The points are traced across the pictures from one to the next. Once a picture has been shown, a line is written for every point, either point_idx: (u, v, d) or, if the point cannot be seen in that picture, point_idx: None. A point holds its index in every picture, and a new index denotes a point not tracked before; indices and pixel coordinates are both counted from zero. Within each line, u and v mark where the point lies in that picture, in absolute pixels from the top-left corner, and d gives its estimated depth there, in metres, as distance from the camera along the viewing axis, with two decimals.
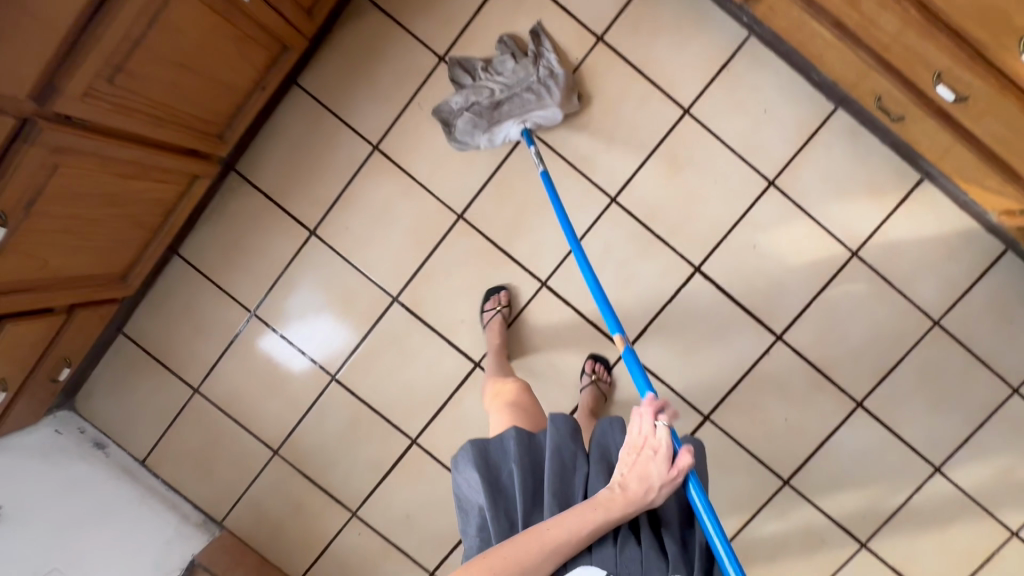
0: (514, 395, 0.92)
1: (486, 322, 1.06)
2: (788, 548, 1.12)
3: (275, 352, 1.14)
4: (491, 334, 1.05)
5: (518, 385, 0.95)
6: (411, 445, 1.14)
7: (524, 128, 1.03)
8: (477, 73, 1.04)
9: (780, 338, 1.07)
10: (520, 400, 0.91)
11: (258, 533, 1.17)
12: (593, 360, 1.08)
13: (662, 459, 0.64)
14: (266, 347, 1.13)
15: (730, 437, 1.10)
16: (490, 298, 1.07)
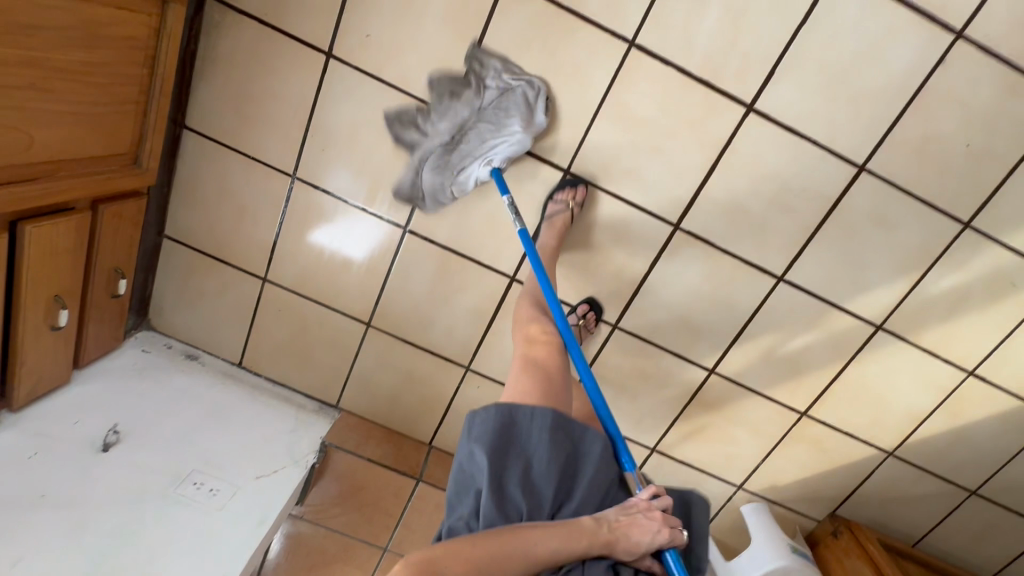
0: (546, 357, 0.83)
1: (546, 215, 0.91)
2: (967, 301, 0.96)
3: (331, 242, 1.00)
4: (548, 232, 0.91)
5: (551, 342, 0.85)
6: (512, 283, 1.00)
7: (491, 168, 0.89)
8: (420, 125, 0.90)
9: (961, 37, 0.80)
10: (546, 363, 0.82)
11: (376, 408, 1.12)
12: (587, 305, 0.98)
13: (655, 520, 0.67)
14: (319, 238, 1.00)
15: (893, 185, 0.89)
16: (564, 190, 0.90)
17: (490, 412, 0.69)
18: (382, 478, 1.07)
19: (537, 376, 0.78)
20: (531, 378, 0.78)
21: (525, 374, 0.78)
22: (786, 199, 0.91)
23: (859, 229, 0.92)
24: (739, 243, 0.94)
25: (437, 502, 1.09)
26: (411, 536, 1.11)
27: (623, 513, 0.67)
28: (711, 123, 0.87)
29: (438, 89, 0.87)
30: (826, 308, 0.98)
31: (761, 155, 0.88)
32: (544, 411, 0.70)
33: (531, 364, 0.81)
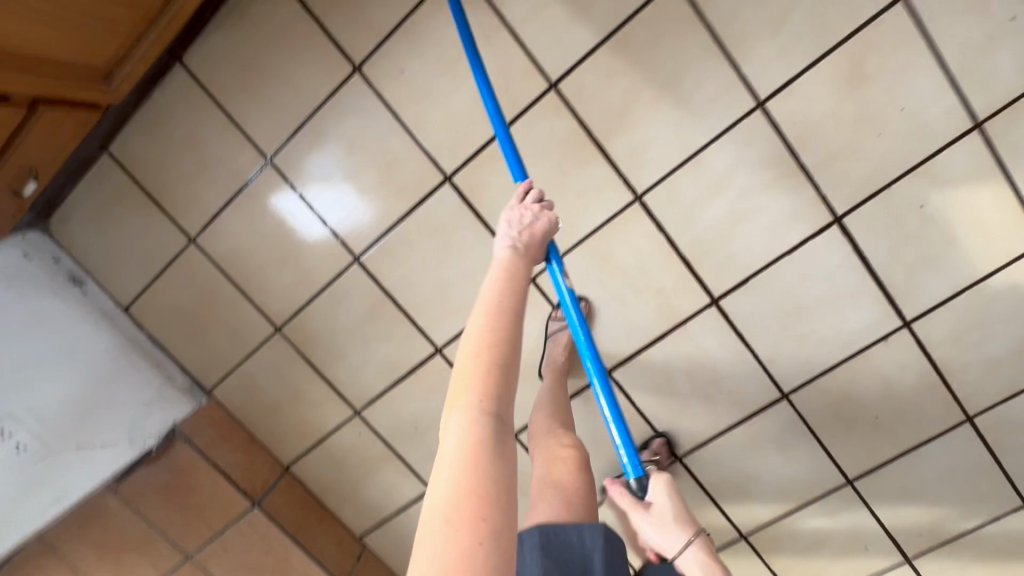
0: (567, 474, 0.75)
1: (551, 335, 0.95)
2: (825, 546, 1.01)
3: (293, 218, 0.93)
4: (553, 347, 0.94)
5: (573, 457, 0.78)
6: (436, 353, 0.97)
7: None
8: None
9: (908, 326, 0.86)
10: (568, 484, 0.73)
11: (248, 411, 1.04)
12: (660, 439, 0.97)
13: (520, 195, 0.68)
14: (280, 207, 0.93)
15: (803, 422, 0.93)
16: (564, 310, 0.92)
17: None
18: (217, 489, 0.99)
19: (560, 499, 0.70)
20: (552, 503, 0.70)
21: (547, 499, 0.70)
22: (711, 391, 0.94)
23: (760, 445, 0.96)
24: (655, 411, 0.95)
25: (263, 534, 1.00)
26: (222, 559, 1.00)
27: (517, 232, 0.64)
28: (676, 298, 0.89)
29: None
30: (705, 499, 1.01)
31: (705, 345, 0.91)
32: (530, 531, 0.63)
33: (551, 483, 0.73)
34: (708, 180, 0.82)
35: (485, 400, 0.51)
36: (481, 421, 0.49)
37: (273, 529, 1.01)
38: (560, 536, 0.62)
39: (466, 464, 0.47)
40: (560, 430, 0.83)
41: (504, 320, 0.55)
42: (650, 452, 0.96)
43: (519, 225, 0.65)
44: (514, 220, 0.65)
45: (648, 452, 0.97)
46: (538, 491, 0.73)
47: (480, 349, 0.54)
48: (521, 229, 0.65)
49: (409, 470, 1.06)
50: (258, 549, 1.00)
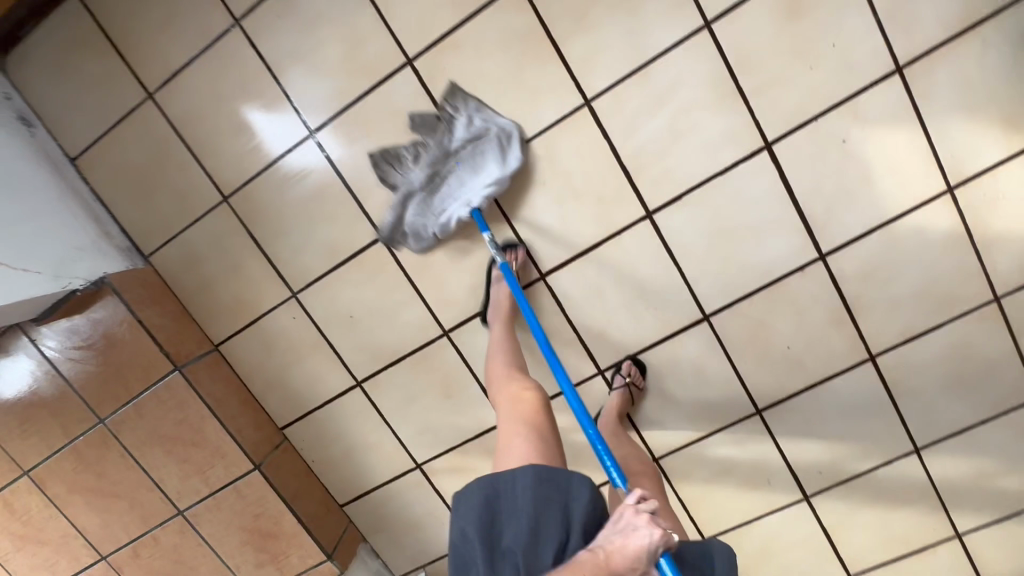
0: (531, 412, 0.84)
1: (494, 280, 0.96)
2: (729, 475, 1.05)
3: (262, 131, 0.97)
4: (497, 296, 0.96)
5: (535, 398, 0.86)
6: (378, 241, 0.99)
7: (469, 209, 0.93)
8: (404, 164, 0.94)
9: (823, 259, 0.92)
10: (536, 420, 0.82)
11: (184, 281, 1.05)
12: (631, 362, 0.99)
13: (646, 535, 0.65)
14: (250, 120, 0.96)
15: (720, 346, 0.98)
16: (506, 252, 0.95)
17: (472, 490, 0.72)
18: (139, 347, 0.97)
19: (533, 438, 0.79)
20: (525, 439, 0.79)
21: (520, 436, 0.79)
22: (638, 307, 0.97)
23: (678, 366, 1.00)
24: (583, 321, 0.99)
25: (181, 402, 0.99)
26: (133, 425, 1.02)
27: (619, 541, 0.65)
28: (614, 207, 0.93)
29: (412, 144, 0.93)
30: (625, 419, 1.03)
31: (637, 258, 0.95)
32: (525, 473, 0.71)
33: (524, 421, 0.82)
34: (653, 92, 0.87)
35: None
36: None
37: (193, 396, 1.00)
38: (553, 481, 0.70)
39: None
40: (518, 374, 0.90)
41: None
42: (621, 375, 0.99)
43: (618, 535, 0.66)
44: (649, 529, 0.66)
45: (619, 375, 0.99)
46: (507, 428, 0.82)
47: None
48: (618, 540, 0.65)
49: (338, 361, 1.07)
50: (170, 417, 1.00)
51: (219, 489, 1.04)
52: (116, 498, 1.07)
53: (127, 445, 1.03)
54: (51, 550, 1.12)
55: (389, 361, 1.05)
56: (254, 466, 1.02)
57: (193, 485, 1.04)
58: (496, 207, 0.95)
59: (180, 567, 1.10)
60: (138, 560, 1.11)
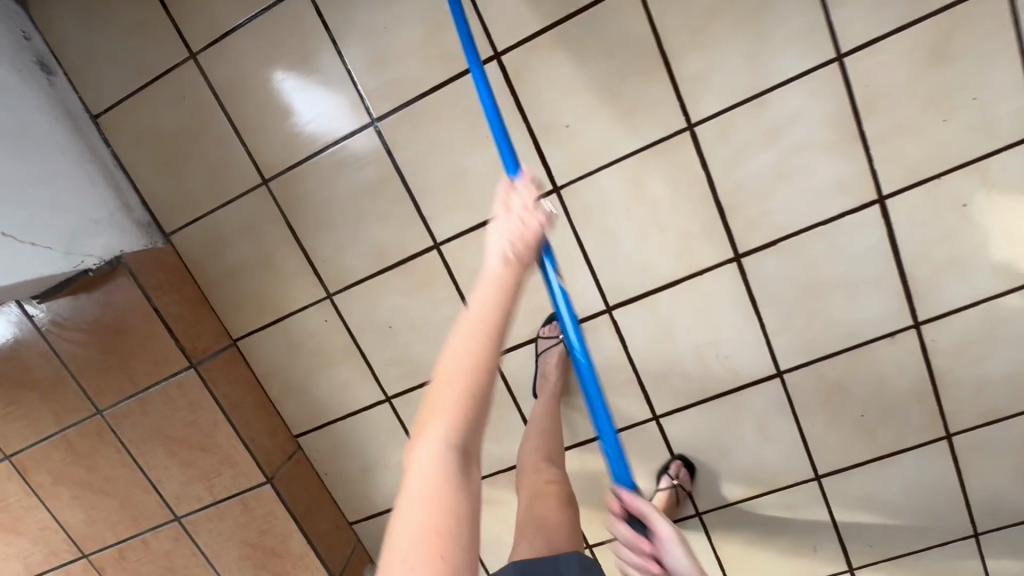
0: (549, 508, 0.78)
1: (540, 355, 0.92)
2: (775, 539, 0.99)
3: (298, 106, 0.86)
4: (550, 369, 0.91)
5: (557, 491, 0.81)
6: (432, 249, 0.89)
7: None
8: None
9: (917, 327, 0.85)
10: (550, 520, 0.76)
11: (208, 266, 0.94)
12: (679, 463, 0.95)
13: (528, 197, 0.61)
14: (284, 90, 0.85)
15: (789, 404, 0.91)
16: (548, 325, 0.91)
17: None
18: (152, 337, 0.87)
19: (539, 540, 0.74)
20: (532, 542, 0.74)
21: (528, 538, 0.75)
22: (707, 354, 0.89)
23: (740, 421, 0.92)
24: (646, 362, 0.91)
25: (192, 403, 0.89)
26: (134, 421, 0.91)
27: (512, 220, 0.59)
28: (700, 244, 0.84)
29: None
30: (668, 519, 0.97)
31: (716, 301, 0.87)
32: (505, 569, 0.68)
33: (534, 520, 0.77)
34: (766, 125, 0.78)
35: (447, 431, 0.49)
36: (445, 453, 0.48)
37: (206, 397, 0.89)
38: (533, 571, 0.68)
39: (435, 512, 0.45)
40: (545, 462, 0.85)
41: (467, 377, 0.50)
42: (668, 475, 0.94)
43: (513, 226, 0.59)
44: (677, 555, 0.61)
45: (666, 477, 0.94)
46: (522, 527, 0.78)
47: (449, 377, 0.51)
48: (515, 229, 0.58)
49: (368, 372, 0.97)
50: (177, 417, 0.90)
51: (224, 498, 0.94)
52: (105, 495, 0.97)
53: (125, 441, 0.93)
54: (26, 541, 1.02)
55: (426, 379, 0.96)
56: (265, 478, 0.93)
57: (194, 491, 0.94)
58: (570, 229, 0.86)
59: None
60: (124, 563, 1.01)
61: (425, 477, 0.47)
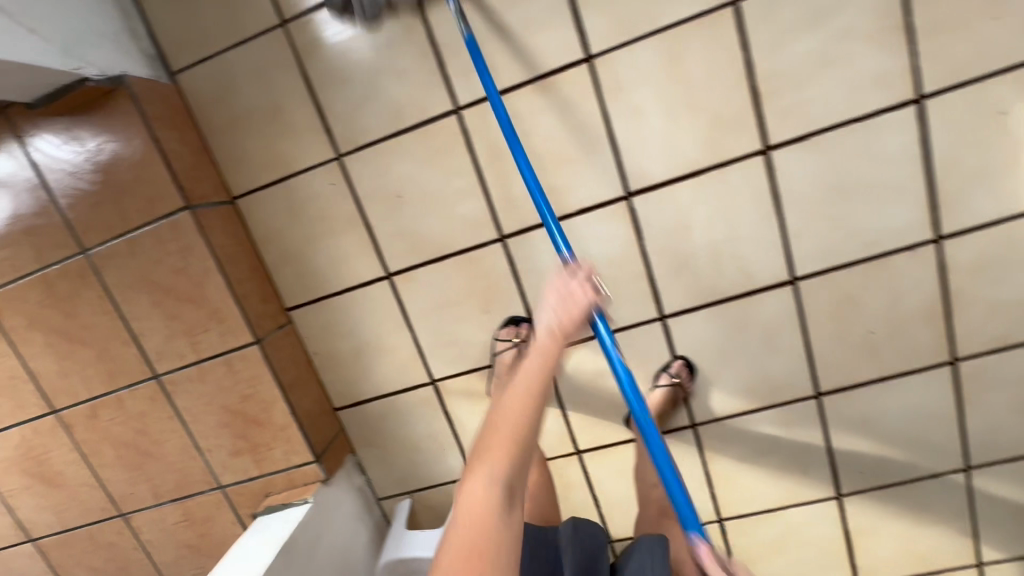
0: (536, 490, 0.97)
1: (496, 354, 0.94)
2: (766, 458, 0.97)
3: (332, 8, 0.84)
4: (503, 367, 0.93)
5: (540, 476, 0.98)
6: (452, 114, 0.85)
7: None
8: None
9: (937, 241, 0.83)
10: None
11: (214, 113, 0.89)
12: (682, 361, 0.93)
13: (586, 290, 0.64)
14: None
15: (799, 314, 0.89)
16: (507, 328, 0.93)
17: None
18: (147, 171, 0.82)
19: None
20: (523, 499, 0.97)
21: (519, 496, 0.97)
22: (722, 254, 0.87)
23: (748, 329, 0.91)
24: (660, 257, 0.88)
25: (184, 247, 0.85)
26: (121, 264, 0.87)
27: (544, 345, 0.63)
28: (730, 133, 0.82)
29: None
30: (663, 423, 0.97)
31: (738, 197, 0.84)
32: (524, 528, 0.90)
33: (535, 511, 0.96)
34: (811, 7, 0.76)
35: (491, 469, 0.58)
36: (494, 485, 0.58)
37: (200, 243, 0.85)
38: (545, 535, 0.89)
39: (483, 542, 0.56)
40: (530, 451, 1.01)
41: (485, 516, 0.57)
42: (668, 373, 0.93)
43: (558, 304, 0.64)
44: (546, 304, 0.64)
45: (665, 375, 0.92)
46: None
47: (495, 434, 0.60)
48: (561, 307, 0.63)
49: (371, 245, 0.94)
50: (167, 262, 0.86)
51: (208, 357, 0.90)
52: (82, 346, 0.92)
53: (109, 285, 0.88)
54: None
55: (430, 258, 0.93)
56: (254, 339, 0.89)
57: (177, 347, 0.90)
58: (598, 105, 0.83)
59: (142, 439, 0.97)
60: (95, 422, 0.97)
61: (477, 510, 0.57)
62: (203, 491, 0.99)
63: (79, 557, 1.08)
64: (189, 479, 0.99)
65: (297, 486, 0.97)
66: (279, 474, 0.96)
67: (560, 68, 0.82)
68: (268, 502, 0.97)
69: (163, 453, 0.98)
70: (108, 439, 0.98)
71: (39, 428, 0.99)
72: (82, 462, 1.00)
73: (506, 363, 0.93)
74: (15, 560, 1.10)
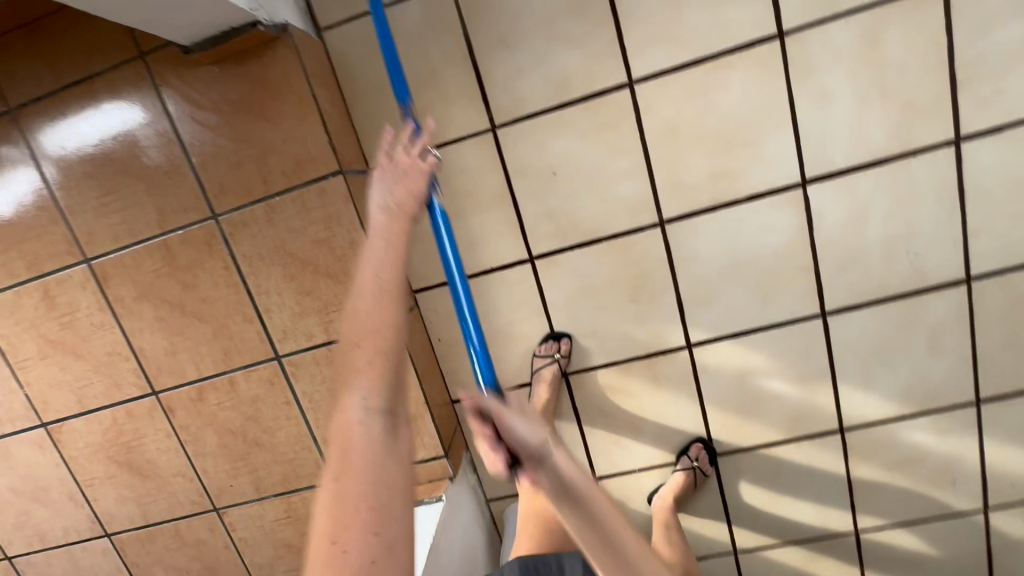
0: (547, 502, 0.85)
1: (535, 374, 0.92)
2: (915, 467, 0.93)
3: None
4: (541, 390, 0.91)
5: None
6: (625, 87, 0.80)
7: None
8: None
9: None
10: (551, 516, 0.83)
11: (362, 76, 0.83)
12: (700, 445, 0.94)
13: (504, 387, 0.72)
14: None
15: (970, 316, 0.85)
16: (547, 343, 0.91)
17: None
18: (301, 131, 0.75)
19: (539, 534, 0.81)
20: (532, 535, 0.82)
21: (527, 532, 0.83)
22: (896, 248, 0.83)
23: (912, 330, 0.86)
24: (830, 250, 0.84)
25: (331, 216, 0.78)
26: (255, 232, 0.80)
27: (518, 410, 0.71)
28: (923, 121, 0.78)
29: None
30: (810, 426, 0.92)
31: (922, 190, 0.80)
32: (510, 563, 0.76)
33: (537, 516, 0.83)
34: None
35: (365, 390, 0.50)
36: (372, 415, 0.49)
37: (349, 212, 0.78)
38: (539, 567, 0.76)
39: (337, 477, 0.47)
40: None
41: (355, 443, 0.48)
42: (687, 458, 0.94)
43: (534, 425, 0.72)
44: (382, 181, 0.62)
45: (685, 458, 0.94)
46: (523, 522, 0.85)
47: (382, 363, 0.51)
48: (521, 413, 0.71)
49: (516, 225, 0.88)
50: (309, 233, 0.79)
51: (340, 339, 0.83)
52: (197, 321, 0.84)
53: (238, 255, 0.81)
54: (86, 367, 0.89)
55: (579, 242, 0.87)
56: None
57: (307, 326, 0.83)
58: (784, 85, 0.78)
59: (251, 426, 0.89)
60: (200, 406, 0.89)
61: (353, 434, 0.48)
62: (312, 486, 0.91)
63: (159, 555, 0.99)
64: (298, 472, 0.90)
65: (423, 483, 0.89)
66: None
67: (746, 45, 0.77)
68: None
69: (273, 443, 0.89)
70: (213, 425, 0.89)
71: (135, 410, 0.90)
72: (178, 450, 0.92)
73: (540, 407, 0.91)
74: (84, 557, 1.00)
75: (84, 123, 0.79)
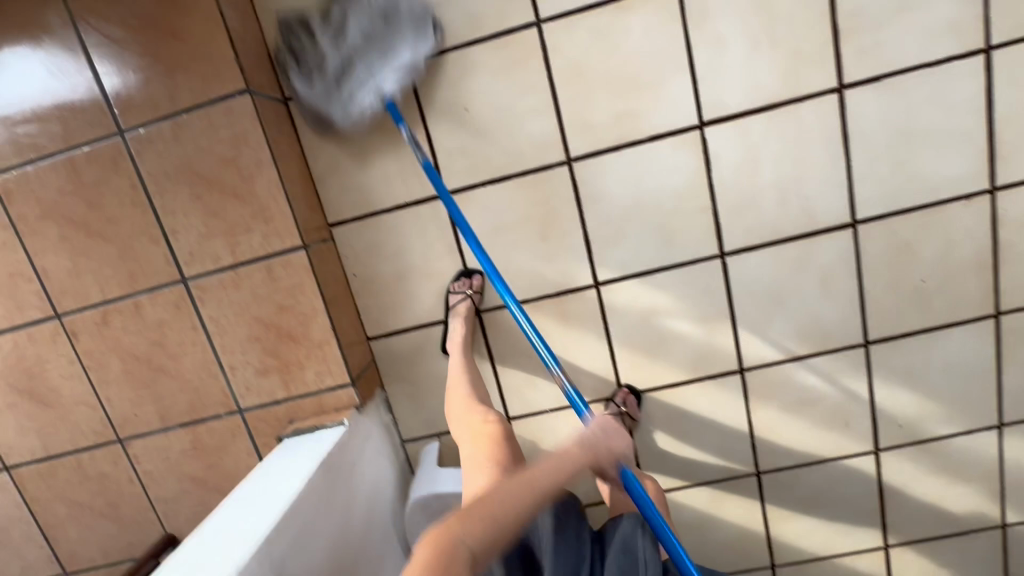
0: (490, 445, 0.78)
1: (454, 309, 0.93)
2: (810, 408, 0.97)
3: None
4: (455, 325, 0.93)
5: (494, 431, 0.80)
6: (532, 26, 0.84)
7: None
8: None
9: (992, 193, 0.86)
10: (498, 457, 0.77)
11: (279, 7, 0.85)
12: (626, 392, 0.97)
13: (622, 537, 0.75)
14: None
15: (856, 260, 0.90)
16: (459, 281, 0.93)
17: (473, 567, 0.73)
18: (209, 48, 0.77)
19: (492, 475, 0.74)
20: (486, 476, 0.75)
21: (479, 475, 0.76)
22: (788, 192, 0.87)
23: (805, 272, 0.91)
24: (727, 191, 0.88)
25: (238, 135, 0.79)
26: (162, 149, 0.80)
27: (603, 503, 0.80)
28: (809, 69, 0.83)
29: None
30: (712, 367, 0.95)
31: (810, 135, 0.85)
32: (485, 518, 0.73)
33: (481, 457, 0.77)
34: None
35: (466, 533, 0.58)
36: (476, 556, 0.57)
37: (256, 131, 0.79)
38: None
39: None
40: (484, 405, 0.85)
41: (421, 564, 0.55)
42: (615, 404, 0.96)
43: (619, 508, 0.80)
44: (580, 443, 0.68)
45: (613, 404, 0.96)
46: (470, 468, 0.78)
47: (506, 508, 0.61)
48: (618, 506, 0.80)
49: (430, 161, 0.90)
50: (216, 151, 0.80)
51: (246, 262, 0.83)
52: (102, 241, 0.84)
53: (144, 173, 0.81)
54: None
55: (492, 178, 0.89)
56: (301, 243, 0.83)
57: (213, 248, 0.83)
58: (682, 30, 0.83)
59: (157, 352, 0.88)
60: (104, 331, 0.88)
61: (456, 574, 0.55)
62: (219, 415, 0.91)
63: (61, 490, 0.97)
64: (204, 400, 0.90)
65: (327, 412, 0.90)
66: (308, 398, 0.89)
67: None
68: (293, 427, 0.89)
69: (179, 369, 0.89)
70: (118, 351, 0.89)
71: (37, 335, 0.89)
72: (82, 377, 0.90)
73: (455, 343, 0.92)
74: None
75: (8, 82, 0.81)
